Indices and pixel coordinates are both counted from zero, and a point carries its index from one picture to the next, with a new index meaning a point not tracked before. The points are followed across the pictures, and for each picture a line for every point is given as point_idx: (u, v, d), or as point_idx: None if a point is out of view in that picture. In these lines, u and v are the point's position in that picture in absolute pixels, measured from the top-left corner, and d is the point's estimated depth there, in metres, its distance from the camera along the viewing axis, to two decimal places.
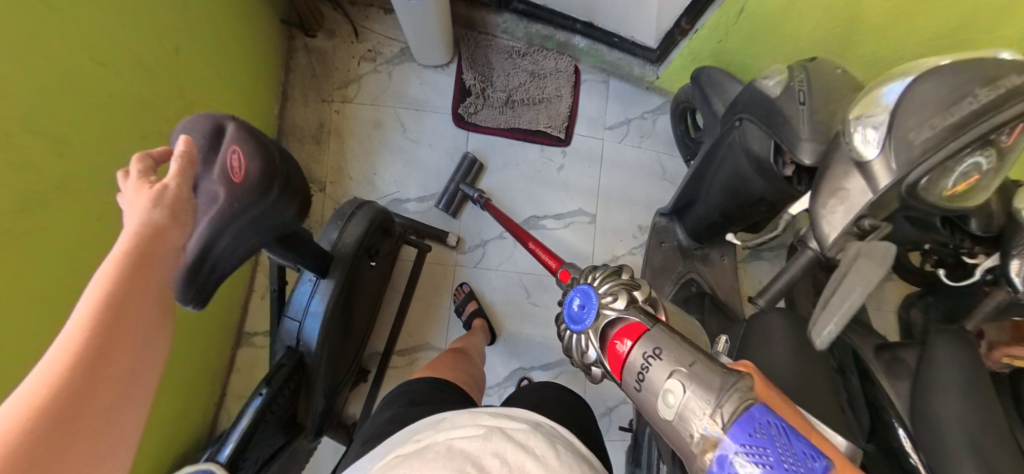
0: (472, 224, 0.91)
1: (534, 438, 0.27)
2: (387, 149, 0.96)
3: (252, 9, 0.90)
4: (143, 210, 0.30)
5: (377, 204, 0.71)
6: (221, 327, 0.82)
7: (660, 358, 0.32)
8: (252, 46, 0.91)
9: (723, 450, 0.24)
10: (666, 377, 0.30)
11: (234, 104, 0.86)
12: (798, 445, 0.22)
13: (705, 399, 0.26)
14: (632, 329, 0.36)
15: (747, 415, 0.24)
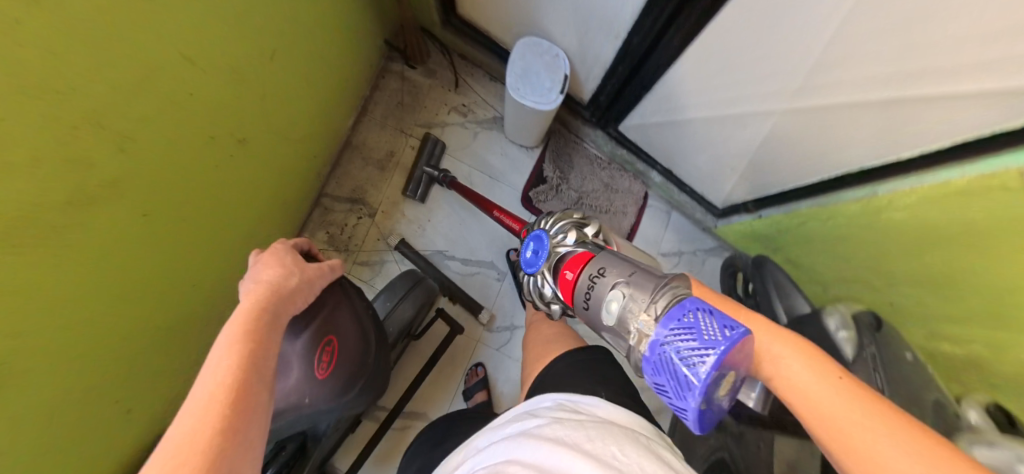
0: (505, 306, 0.92)
1: (556, 430, 0.29)
2: (450, 202, 0.98)
3: (365, 30, 0.91)
4: (282, 273, 0.38)
5: (426, 288, 0.74)
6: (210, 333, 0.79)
7: (604, 273, 0.45)
8: (350, 68, 0.92)
9: (655, 337, 0.32)
10: (610, 289, 0.42)
11: (306, 107, 0.83)
12: (716, 320, 0.29)
13: (644, 301, 0.37)
14: (579, 258, 0.50)
15: (676, 309, 0.33)
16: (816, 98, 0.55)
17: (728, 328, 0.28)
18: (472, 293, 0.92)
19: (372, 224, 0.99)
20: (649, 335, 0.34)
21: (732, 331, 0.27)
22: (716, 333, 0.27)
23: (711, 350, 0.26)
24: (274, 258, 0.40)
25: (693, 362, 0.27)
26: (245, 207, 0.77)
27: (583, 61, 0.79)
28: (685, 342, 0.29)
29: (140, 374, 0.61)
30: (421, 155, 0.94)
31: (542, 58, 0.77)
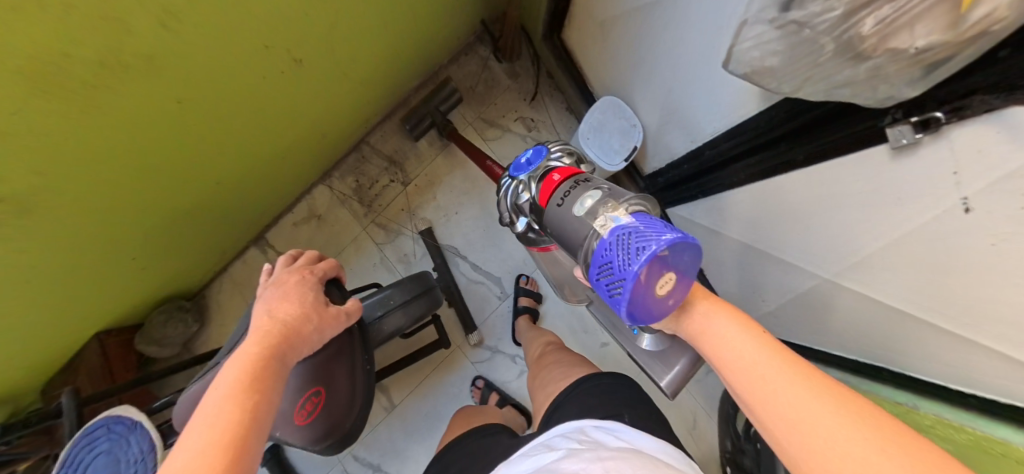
0: (494, 327, 0.95)
1: (570, 462, 0.30)
2: (481, 206, 0.99)
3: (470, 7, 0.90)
4: (290, 311, 0.39)
5: (427, 299, 0.73)
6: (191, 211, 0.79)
7: (587, 180, 0.47)
8: (436, 39, 0.91)
9: (620, 223, 0.35)
10: (588, 190, 0.43)
11: (383, 54, 0.82)
12: (664, 229, 0.31)
13: (614, 203, 0.39)
14: (564, 170, 0.51)
15: (640, 218, 0.35)
16: (864, 283, 0.42)
17: (666, 232, 0.30)
18: (468, 301, 0.96)
19: (404, 194, 1.02)
20: (614, 220, 0.36)
21: (668, 235, 0.30)
22: (655, 235, 0.30)
23: (654, 242, 0.29)
24: (290, 292, 0.42)
25: (641, 247, 0.30)
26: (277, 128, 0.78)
27: (657, 139, 0.76)
28: (630, 237, 0.32)
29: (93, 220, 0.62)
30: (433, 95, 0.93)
31: (620, 123, 0.78)
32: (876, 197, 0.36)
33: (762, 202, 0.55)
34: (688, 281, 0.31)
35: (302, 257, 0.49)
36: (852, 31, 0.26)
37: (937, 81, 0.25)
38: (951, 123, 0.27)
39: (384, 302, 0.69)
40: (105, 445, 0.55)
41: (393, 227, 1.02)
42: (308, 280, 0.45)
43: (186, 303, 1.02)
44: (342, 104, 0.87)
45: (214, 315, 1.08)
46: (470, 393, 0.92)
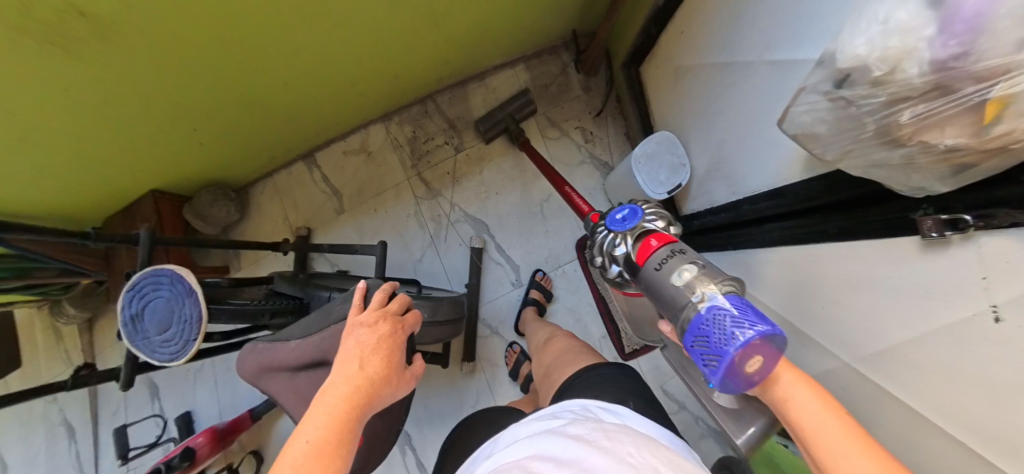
0: (500, 310, 1.01)
1: (576, 426, 0.36)
2: (522, 195, 1.06)
3: (567, 15, 0.99)
4: (377, 360, 0.43)
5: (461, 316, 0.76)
6: (254, 96, 0.88)
7: (682, 253, 0.45)
8: (530, 33, 1.00)
9: (714, 302, 0.38)
10: (687, 262, 0.43)
11: (476, 25, 0.91)
12: (751, 313, 0.36)
13: (709, 278, 0.41)
14: (663, 237, 0.48)
15: (730, 297, 0.38)
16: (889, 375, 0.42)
17: (755, 322, 0.35)
18: (483, 278, 1.02)
19: (454, 160, 1.10)
20: (711, 296, 0.39)
21: (756, 324, 0.35)
22: (746, 325, 0.35)
23: (747, 328, 0.34)
24: (383, 343, 0.45)
25: (734, 332, 0.35)
26: (356, 52, 0.86)
27: (702, 182, 0.84)
28: (725, 319, 0.36)
29: (171, 71, 0.71)
30: (511, 99, 1.02)
31: (672, 159, 0.84)
32: (871, 277, 0.43)
33: (790, 267, 0.61)
34: (773, 359, 0.36)
35: (397, 299, 0.52)
36: (890, 119, 0.32)
37: (964, 183, 0.31)
38: (979, 228, 0.30)
39: (435, 308, 0.68)
40: (170, 294, 0.71)
41: (434, 188, 1.10)
42: (398, 333, 0.48)
43: (231, 193, 1.19)
44: (421, 54, 0.95)
45: (253, 211, 1.24)
46: (447, 389, 0.95)
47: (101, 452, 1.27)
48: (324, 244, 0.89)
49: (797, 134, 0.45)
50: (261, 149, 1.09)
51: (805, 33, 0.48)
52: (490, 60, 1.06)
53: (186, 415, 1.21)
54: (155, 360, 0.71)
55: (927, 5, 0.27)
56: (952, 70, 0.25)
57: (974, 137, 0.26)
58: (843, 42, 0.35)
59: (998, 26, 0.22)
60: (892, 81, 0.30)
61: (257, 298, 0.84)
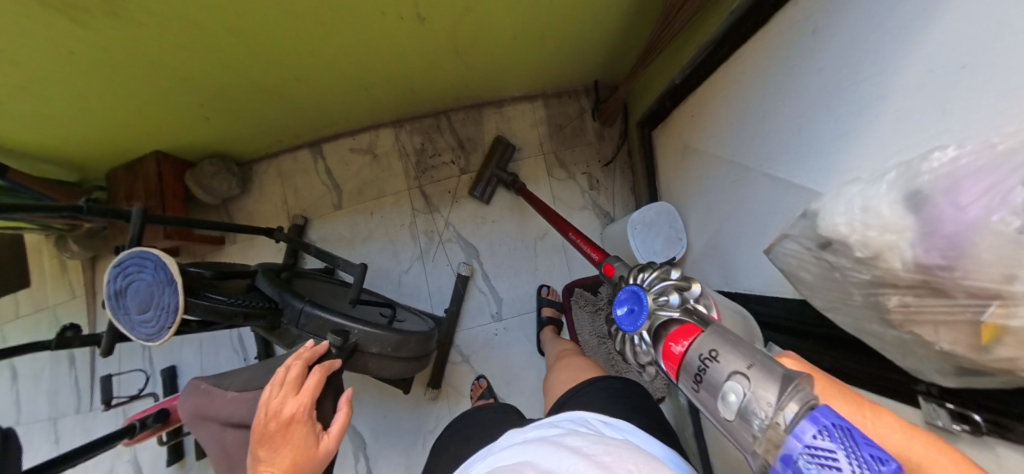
0: (474, 341, 1.01)
1: (574, 437, 0.34)
2: (518, 229, 1.06)
3: (590, 65, 1.00)
4: (281, 454, 0.49)
5: (419, 349, 0.84)
6: (270, 77, 0.88)
7: (717, 358, 0.31)
8: (555, 72, 1.01)
9: (785, 449, 0.22)
10: (728, 376, 0.29)
11: (501, 57, 0.92)
12: (864, 445, 0.20)
13: (767, 396, 0.26)
14: (681, 332, 0.37)
15: (809, 421, 0.23)
16: None
17: (881, 460, 0.19)
18: (464, 304, 1.03)
19: (457, 180, 1.10)
20: (781, 430, 0.24)
21: (884, 464, 0.19)
22: (857, 467, 0.19)
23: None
24: (286, 435, 0.50)
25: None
26: (383, 55, 0.87)
27: (699, 259, 0.85)
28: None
29: (192, 41, 0.72)
30: (493, 157, 1.04)
31: (670, 232, 0.86)
32: None
33: None
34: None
35: (290, 378, 0.55)
36: (878, 298, 0.33)
37: (965, 384, 0.32)
38: (991, 435, 0.32)
39: (397, 345, 0.79)
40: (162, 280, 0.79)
41: (433, 202, 1.10)
42: (297, 421, 0.51)
43: (233, 166, 1.20)
44: (450, 71, 0.96)
45: (254, 188, 1.25)
46: (403, 418, 0.96)
47: (88, 390, 1.29)
48: (313, 251, 0.96)
49: (784, 268, 0.46)
50: (267, 131, 1.11)
51: (822, 161, 0.50)
52: (506, 90, 1.06)
53: (170, 370, 1.22)
54: (134, 334, 0.83)
55: (905, 206, 0.28)
56: (938, 276, 0.27)
57: (970, 350, 0.27)
58: (824, 212, 0.36)
59: (983, 260, 0.24)
60: (876, 265, 0.31)
61: (235, 296, 0.92)
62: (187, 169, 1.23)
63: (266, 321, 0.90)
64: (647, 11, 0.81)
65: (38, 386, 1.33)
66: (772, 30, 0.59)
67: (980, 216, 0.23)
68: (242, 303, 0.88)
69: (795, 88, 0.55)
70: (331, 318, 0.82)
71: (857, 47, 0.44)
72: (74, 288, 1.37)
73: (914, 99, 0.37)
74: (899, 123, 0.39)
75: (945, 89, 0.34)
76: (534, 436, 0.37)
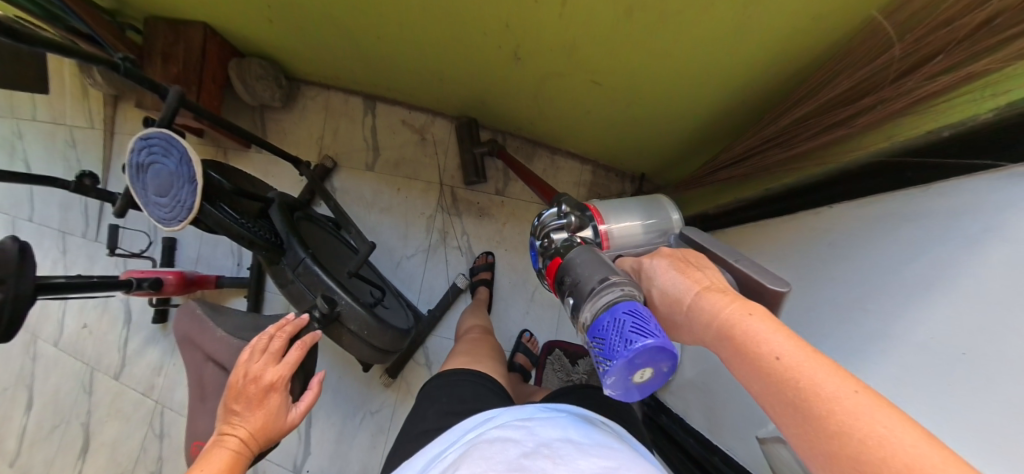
0: (442, 351, 1.09)
1: (578, 432, 0.44)
2: (525, 268, 1.14)
3: (645, 164, 1.07)
4: (251, 420, 0.48)
5: (393, 342, 0.89)
6: (357, 30, 0.89)
7: (568, 278, 0.41)
8: (614, 153, 1.07)
9: (588, 337, 0.36)
10: (570, 292, 0.40)
11: (568, 122, 0.99)
12: (626, 330, 0.31)
13: (583, 306, 0.37)
14: (553, 270, 0.46)
15: (605, 316, 0.34)
16: None
17: (629, 340, 0.30)
18: (447, 313, 1.10)
19: (489, 199, 1.15)
20: (586, 322, 0.36)
21: (634, 340, 0.30)
22: (617, 346, 0.31)
23: (610, 361, 0.31)
24: (259, 401, 0.50)
25: (603, 363, 0.32)
26: (466, 67, 0.90)
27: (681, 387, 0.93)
28: (594, 351, 0.34)
29: None
30: (464, 141, 1.10)
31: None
32: None
33: None
34: (662, 368, 0.32)
35: (272, 348, 0.55)
36: None
37: None
38: None
39: (375, 334, 0.84)
40: (184, 174, 0.79)
41: (459, 206, 1.15)
42: (276, 388, 0.51)
43: (282, 79, 1.18)
44: (518, 105, 0.99)
45: (295, 108, 1.23)
46: (351, 388, 1.05)
47: (93, 223, 1.37)
48: (333, 209, 0.98)
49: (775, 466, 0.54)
50: (329, 66, 1.11)
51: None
52: (565, 143, 1.11)
53: (171, 241, 1.27)
54: (147, 212, 0.84)
55: None
56: None
57: None
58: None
59: None
60: None
61: (246, 218, 0.93)
62: (233, 56, 1.17)
63: (266, 254, 0.90)
64: (707, 142, 0.85)
65: (53, 196, 1.41)
66: (804, 217, 0.66)
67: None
68: (251, 229, 0.88)
69: (804, 295, 0.63)
70: (326, 278, 0.85)
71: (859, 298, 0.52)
72: (93, 119, 1.42)
73: (914, 364, 0.43)
74: (896, 370, 0.45)
75: (943, 367, 0.40)
76: (542, 415, 0.48)
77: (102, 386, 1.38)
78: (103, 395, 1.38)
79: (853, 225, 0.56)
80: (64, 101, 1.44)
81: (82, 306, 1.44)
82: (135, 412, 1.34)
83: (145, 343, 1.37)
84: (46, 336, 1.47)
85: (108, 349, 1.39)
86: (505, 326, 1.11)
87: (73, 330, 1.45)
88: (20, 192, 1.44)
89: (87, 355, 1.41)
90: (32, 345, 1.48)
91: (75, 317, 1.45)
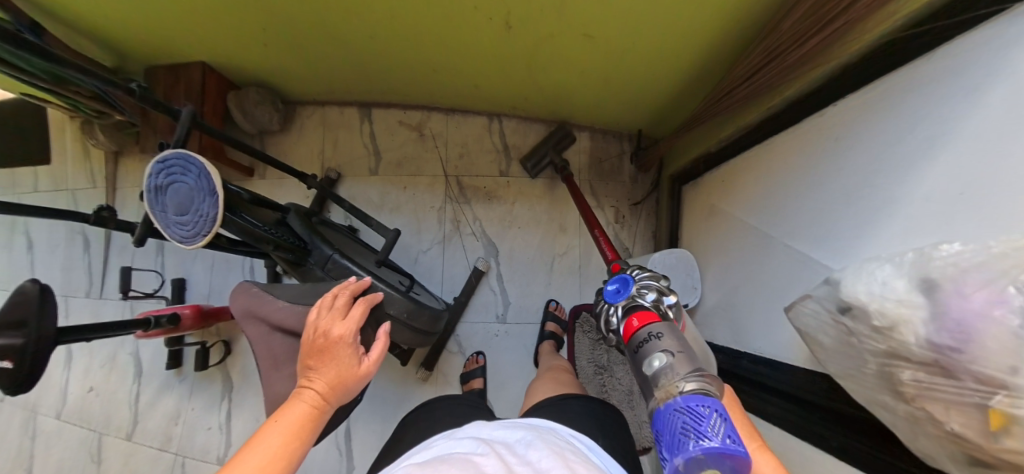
0: (474, 336, 1.07)
1: (534, 449, 0.40)
2: (541, 243, 1.14)
3: (640, 119, 1.12)
4: (324, 371, 0.49)
5: (431, 324, 0.87)
6: (348, 39, 0.94)
7: (659, 336, 0.51)
8: (610, 114, 1.12)
9: (673, 399, 0.44)
10: (662, 350, 0.50)
11: (563, 89, 1.03)
12: (724, 428, 0.39)
13: (678, 374, 0.46)
14: (640, 320, 0.56)
15: (701, 399, 0.42)
16: None
17: (728, 438, 0.38)
18: (472, 297, 1.09)
19: (496, 181, 1.17)
20: (678, 391, 0.44)
21: (733, 441, 0.38)
22: (715, 434, 0.38)
23: (704, 440, 0.38)
24: (330, 355, 0.50)
25: (693, 437, 0.39)
26: (459, 55, 0.95)
27: (710, 314, 0.96)
28: (680, 418, 0.41)
29: None
30: (551, 141, 1.11)
31: (687, 279, 0.99)
32: None
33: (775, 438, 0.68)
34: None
35: (337, 304, 0.56)
36: (894, 369, 0.42)
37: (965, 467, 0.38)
38: None
39: (416, 315, 0.83)
40: (205, 187, 0.79)
41: (467, 193, 1.17)
42: (343, 341, 0.51)
43: (278, 103, 1.22)
44: (515, 82, 1.03)
45: (294, 129, 1.26)
46: (384, 388, 1.01)
47: (98, 277, 1.34)
48: (348, 206, 0.99)
49: (801, 328, 0.57)
50: (322, 81, 1.14)
51: (841, 248, 0.59)
52: (560, 116, 1.16)
53: (180, 280, 1.25)
54: (168, 233, 0.84)
55: (920, 288, 0.39)
56: (952, 357, 0.35)
57: (983, 436, 0.34)
58: (846, 284, 0.47)
59: (985, 343, 0.32)
60: (890, 336, 0.41)
61: (268, 224, 0.93)
62: (232, 90, 1.21)
63: (292, 256, 0.93)
64: (704, 80, 0.90)
65: (54, 259, 1.39)
66: (805, 127, 0.70)
67: (981, 310, 0.33)
68: (273, 233, 0.89)
69: (815, 191, 0.66)
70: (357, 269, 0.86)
71: (867, 172, 0.55)
72: (92, 177, 1.42)
73: (924, 215, 0.47)
74: (909, 226, 0.49)
75: (951, 210, 0.44)
76: (498, 437, 0.44)
77: (114, 450, 1.30)
78: (116, 459, 1.29)
79: (850, 118, 0.60)
80: (60, 165, 1.45)
81: (87, 368, 1.37)
82: (154, 469, 1.27)
83: (156, 394, 1.30)
84: (51, 408, 1.39)
85: (119, 408, 1.32)
86: (532, 301, 1.10)
87: (76, 396, 1.37)
88: (20, 261, 1.41)
89: (96, 419, 1.33)
90: (36, 419, 1.40)
91: (76, 383, 1.37)
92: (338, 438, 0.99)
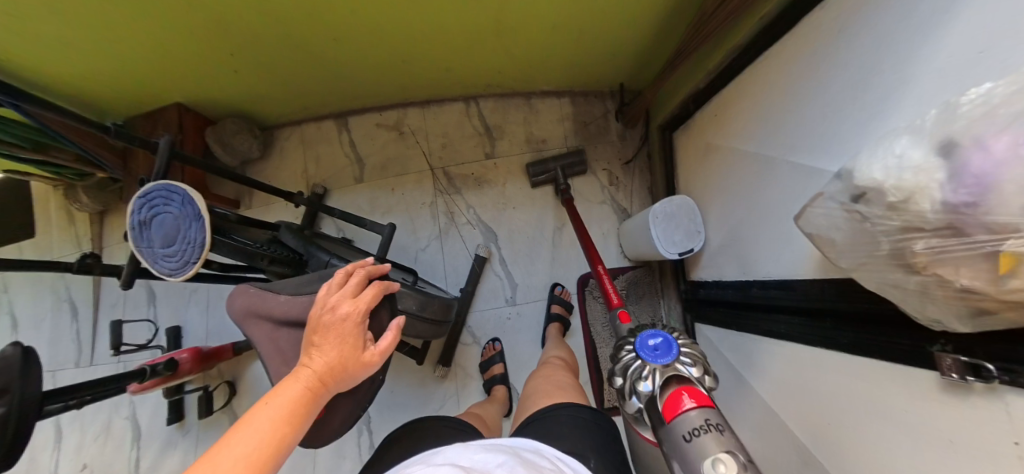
0: (487, 323, 1.03)
1: None
2: (539, 219, 1.10)
3: (621, 70, 1.09)
4: (332, 348, 0.46)
5: (444, 312, 0.83)
6: (303, 53, 0.92)
7: (721, 433, 0.42)
8: (591, 72, 1.09)
9: None
10: (724, 450, 0.40)
11: (533, 55, 1.00)
12: None
13: None
14: (690, 398, 0.47)
15: None
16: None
17: None
18: (480, 286, 1.05)
19: (481, 165, 1.14)
20: None
21: None
22: None
23: None
24: (339, 333, 0.47)
25: None
26: (416, 45, 0.92)
27: (715, 254, 0.91)
28: None
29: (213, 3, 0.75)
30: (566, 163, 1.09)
31: (690, 224, 0.91)
32: (906, 407, 0.43)
33: (797, 367, 0.63)
34: None
35: (352, 281, 0.53)
36: (904, 246, 0.36)
37: (982, 326, 0.33)
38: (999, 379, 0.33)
39: (427, 304, 0.78)
40: (192, 212, 0.76)
41: (456, 183, 1.14)
42: (352, 320, 0.48)
43: (256, 130, 1.21)
44: (482, 60, 1.01)
45: (274, 154, 1.25)
46: (393, 393, 0.98)
47: (92, 340, 1.33)
48: (338, 211, 0.97)
49: (813, 233, 0.51)
50: (293, 99, 1.13)
51: (851, 149, 0.52)
52: (537, 85, 1.14)
53: (175, 328, 1.22)
54: (155, 268, 0.79)
55: (938, 152, 0.32)
56: (963, 214, 0.29)
57: (990, 283, 0.29)
58: (861, 168, 0.40)
59: (1003, 188, 0.26)
60: (906, 210, 0.34)
61: (259, 242, 0.91)
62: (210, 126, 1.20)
63: (291, 270, 0.90)
64: (680, 12, 0.86)
65: (40, 332, 1.37)
66: (801, 31, 0.63)
67: (1003, 155, 0.26)
68: (265, 249, 0.87)
69: (816, 93, 0.59)
70: None
71: (874, 54, 0.48)
72: (80, 241, 1.43)
73: (936, 91, 0.40)
74: (920, 106, 0.42)
75: (963, 74, 0.37)
76: (475, 458, 0.34)
77: None
78: None
79: (849, 6, 0.52)
80: (48, 235, 1.46)
81: (80, 442, 1.34)
82: None
83: (161, 451, 1.27)
84: None
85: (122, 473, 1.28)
86: (540, 278, 1.06)
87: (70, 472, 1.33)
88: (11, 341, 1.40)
89: None
90: None
91: (71, 459, 1.34)
92: (352, 454, 0.95)
